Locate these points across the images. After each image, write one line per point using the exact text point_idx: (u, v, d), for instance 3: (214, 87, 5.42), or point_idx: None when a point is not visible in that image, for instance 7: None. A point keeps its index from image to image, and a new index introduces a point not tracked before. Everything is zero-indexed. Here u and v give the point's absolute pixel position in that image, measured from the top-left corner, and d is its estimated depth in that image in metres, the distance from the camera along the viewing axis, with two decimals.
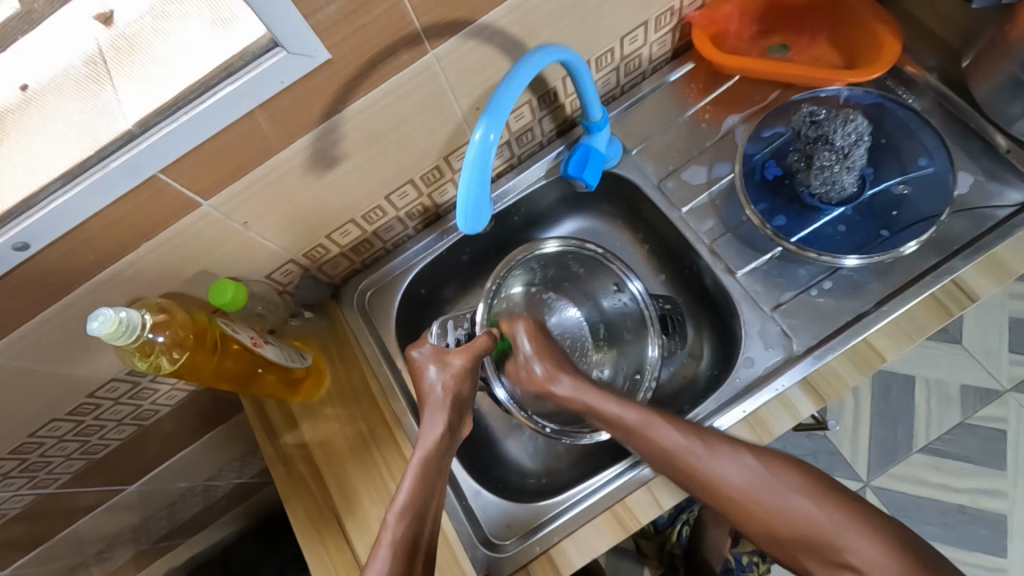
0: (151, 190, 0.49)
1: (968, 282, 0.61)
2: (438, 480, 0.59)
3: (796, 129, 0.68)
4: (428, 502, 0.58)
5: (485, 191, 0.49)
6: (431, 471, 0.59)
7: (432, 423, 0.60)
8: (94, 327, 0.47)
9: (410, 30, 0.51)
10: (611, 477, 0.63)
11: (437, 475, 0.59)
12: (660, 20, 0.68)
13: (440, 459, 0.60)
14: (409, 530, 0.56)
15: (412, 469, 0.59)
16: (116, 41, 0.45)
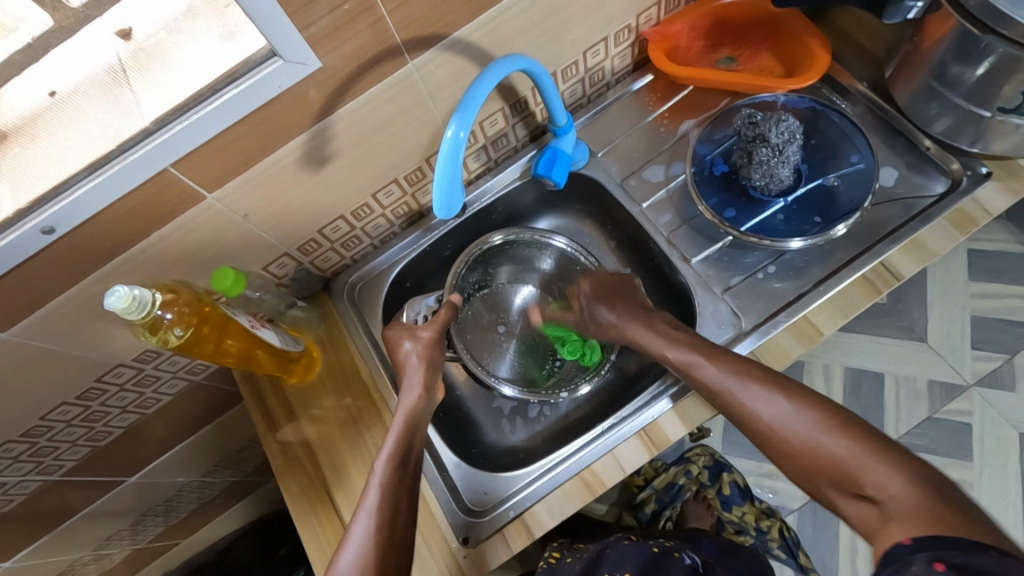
0: (163, 182, 0.55)
1: (893, 263, 0.68)
2: (418, 434, 0.65)
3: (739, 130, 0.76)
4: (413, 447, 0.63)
5: (458, 175, 0.55)
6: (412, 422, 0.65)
7: (412, 382, 0.67)
8: (110, 301, 0.54)
9: (391, 43, 0.58)
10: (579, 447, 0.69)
11: (417, 429, 0.65)
12: (619, 36, 0.77)
13: (419, 412, 0.66)
14: (397, 472, 0.61)
15: (396, 423, 0.64)
16: (135, 53, 0.52)
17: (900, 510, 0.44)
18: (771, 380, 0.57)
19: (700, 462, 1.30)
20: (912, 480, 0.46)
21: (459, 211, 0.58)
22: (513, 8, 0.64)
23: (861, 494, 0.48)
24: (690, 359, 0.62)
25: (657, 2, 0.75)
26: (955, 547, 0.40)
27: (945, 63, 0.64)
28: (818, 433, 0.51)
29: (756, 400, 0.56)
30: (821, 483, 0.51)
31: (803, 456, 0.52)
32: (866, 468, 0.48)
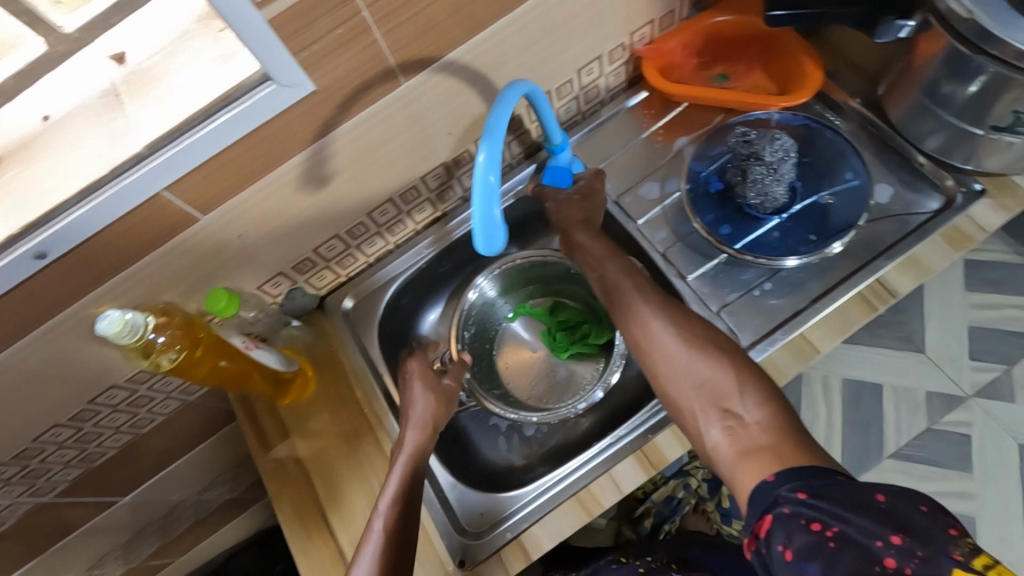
0: (156, 205, 0.55)
1: (889, 280, 0.68)
2: (421, 475, 0.66)
3: (733, 148, 0.77)
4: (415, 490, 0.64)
5: (493, 214, 0.55)
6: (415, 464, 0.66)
7: (416, 425, 0.68)
8: (101, 326, 0.53)
9: (385, 66, 0.58)
10: (576, 468, 0.69)
11: (421, 469, 0.66)
12: (614, 54, 0.77)
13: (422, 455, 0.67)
14: (399, 517, 0.62)
15: (401, 464, 0.66)
16: (128, 77, 0.53)
17: (761, 432, 0.54)
18: (690, 328, 0.63)
19: (698, 476, 1.28)
20: (762, 403, 0.56)
21: (502, 247, 0.60)
22: (507, 29, 0.64)
23: (729, 414, 0.56)
24: (647, 322, 0.65)
25: (650, 21, 0.76)
26: (819, 481, 0.46)
27: (936, 82, 0.64)
28: (714, 373, 0.59)
29: (685, 357, 0.61)
30: (696, 400, 0.59)
31: (698, 389, 0.59)
32: (733, 392, 0.57)
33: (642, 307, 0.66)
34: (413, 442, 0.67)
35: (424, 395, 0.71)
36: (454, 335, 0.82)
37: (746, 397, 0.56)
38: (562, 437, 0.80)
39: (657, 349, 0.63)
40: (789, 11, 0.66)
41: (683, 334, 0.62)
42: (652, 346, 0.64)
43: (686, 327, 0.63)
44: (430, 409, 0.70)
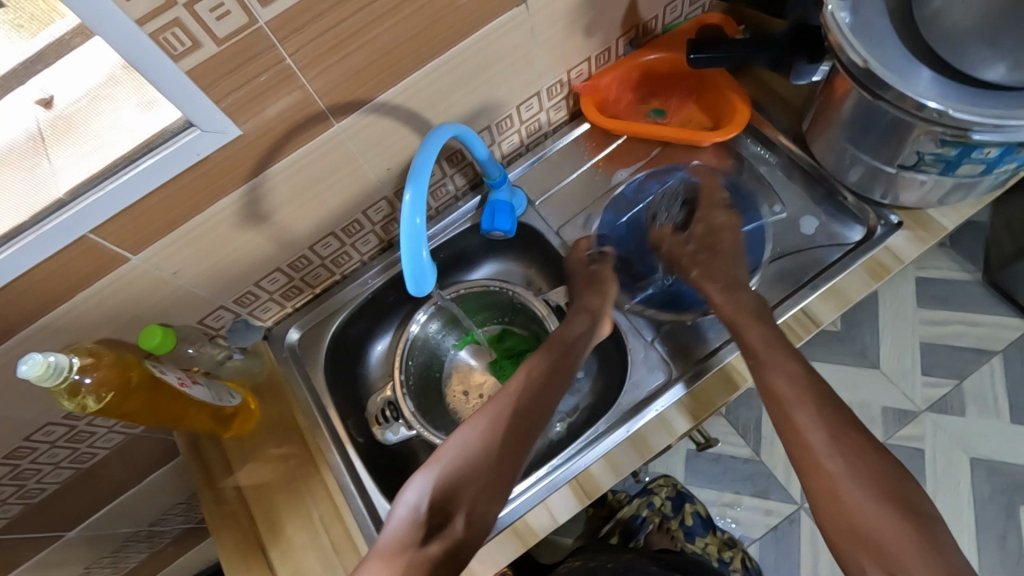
0: (83, 248, 0.56)
1: (813, 310, 0.71)
2: (510, 430, 0.65)
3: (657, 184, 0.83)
4: (497, 444, 0.64)
5: (421, 258, 0.55)
6: (502, 411, 0.67)
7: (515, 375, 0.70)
8: (23, 369, 0.53)
9: (315, 109, 0.60)
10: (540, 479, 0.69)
11: (510, 426, 0.66)
12: (552, 90, 0.80)
13: (513, 414, 0.67)
14: (462, 459, 0.63)
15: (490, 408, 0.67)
16: (54, 121, 0.54)
17: None
18: (859, 452, 0.60)
19: (662, 493, 1.31)
20: (935, 573, 0.52)
21: (432, 288, 0.59)
22: (438, 71, 0.66)
23: (894, 574, 0.54)
24: (803, 428, 0.62)
25: (586, 58, 0.79)
26: None
27: (849, 122, 0.68)
28: (880, 524, 0.56)
29: (844, 475, 0.59)
30: (864, 560, 0.56)
31: (856, 533, 0.57)
32: (904, 562, 0.53)
33: (804, 414, 0.63)
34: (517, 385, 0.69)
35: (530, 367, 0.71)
36: (396, 367, 0.81)
37: (916, 556, 0.53)
38: None
39: (811, 466, 0.60)
40: (711, 55, 0.72)
41: (857, 464, 0.59)
42: (839, 497, 0.58)
43: (827, 426, 0.61)
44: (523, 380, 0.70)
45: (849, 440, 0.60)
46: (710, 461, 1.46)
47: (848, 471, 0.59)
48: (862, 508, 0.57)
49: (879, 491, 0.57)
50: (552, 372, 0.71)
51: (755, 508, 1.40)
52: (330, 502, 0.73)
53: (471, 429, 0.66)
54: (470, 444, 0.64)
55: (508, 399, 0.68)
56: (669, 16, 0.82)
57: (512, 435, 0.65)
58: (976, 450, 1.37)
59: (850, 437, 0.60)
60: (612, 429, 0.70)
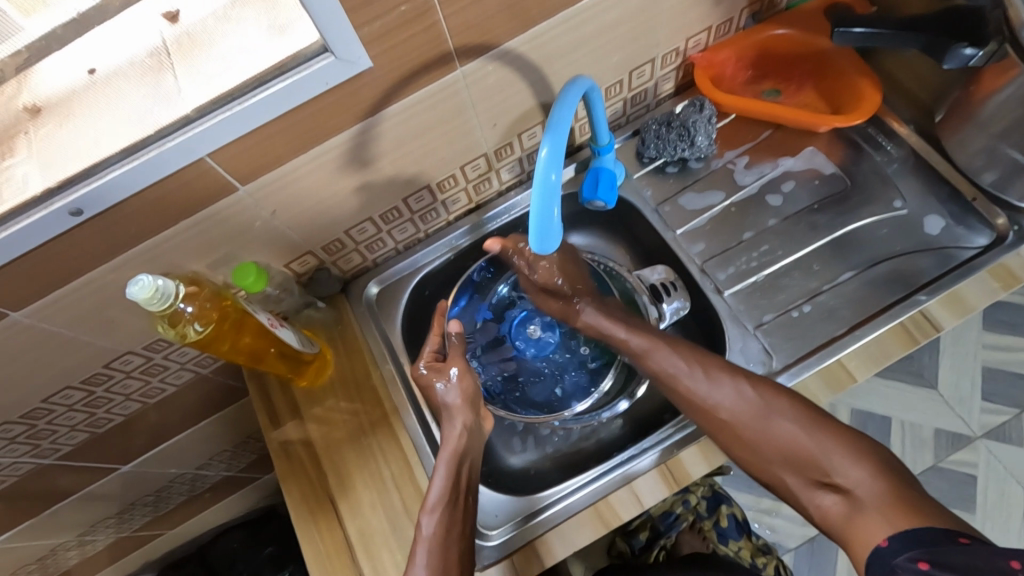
0: (197, 171, 0.54)
1: (933, 313, 0.66)
2: (464, 473, 0.65)
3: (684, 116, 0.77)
4: (452, 534, 0.61)
5: (551, 217, 0.53)
6: (453, 492, 0.63)
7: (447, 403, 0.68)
8: (132, 291, 0.52)
9: (443, 48, 0.57)
10: (584, 483, 0.67)
11: (462, 468, 0.65)
12: (667, 59, 0.76)
13: (455, 492, 0.63)
14: (444, 521, 0.61)
15: (444, 461, 0.64)
16: (180, 37, 0.52)
17: (866, 498, 0.61)
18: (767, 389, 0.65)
19: (698, 493, 1.26)
20: (872, 472, 0.62)
21: (553, 247, 0.57)
22: (566, 24, 0.62)
23: (830, 480, 0.64)
24: (734, 424, 0.65)
25: (707, 28, 0.74)
26: (941, 549, 0.53)
27: (1001, 116, 0.63)
28: (803, 440, 0.63)
29: (771, 423, 0.64)
30: (791, 473, 0.66)
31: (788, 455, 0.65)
32: (829, 456, 0.64)
33: (693, 376, 0.67)
34: (453, 429, 0.66)
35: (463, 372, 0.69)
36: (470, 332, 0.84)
37: (843, 459, 0.63)
38: (580, 447, 0.78)
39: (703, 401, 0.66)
40: (868, 29, 0.68)
41: (766, 403, 0.64)
42: (714, 410, 0.65)
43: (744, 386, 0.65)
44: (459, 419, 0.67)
45: (714, 370, 0.66)
46: None
47: (731, 394, 0.65)
48: (747, 415, 0.64)
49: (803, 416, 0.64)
50: (473, 437, 0.68)
51: (793, 518, 1.35)
52: (403, 462, 0.71)
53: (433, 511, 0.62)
54: (434, 531, 0.61)
55: (449, 442, 0.65)
56: None
57: (461, 515, 0.63)
58: None
59: (716, 369, 0.66)
60: None
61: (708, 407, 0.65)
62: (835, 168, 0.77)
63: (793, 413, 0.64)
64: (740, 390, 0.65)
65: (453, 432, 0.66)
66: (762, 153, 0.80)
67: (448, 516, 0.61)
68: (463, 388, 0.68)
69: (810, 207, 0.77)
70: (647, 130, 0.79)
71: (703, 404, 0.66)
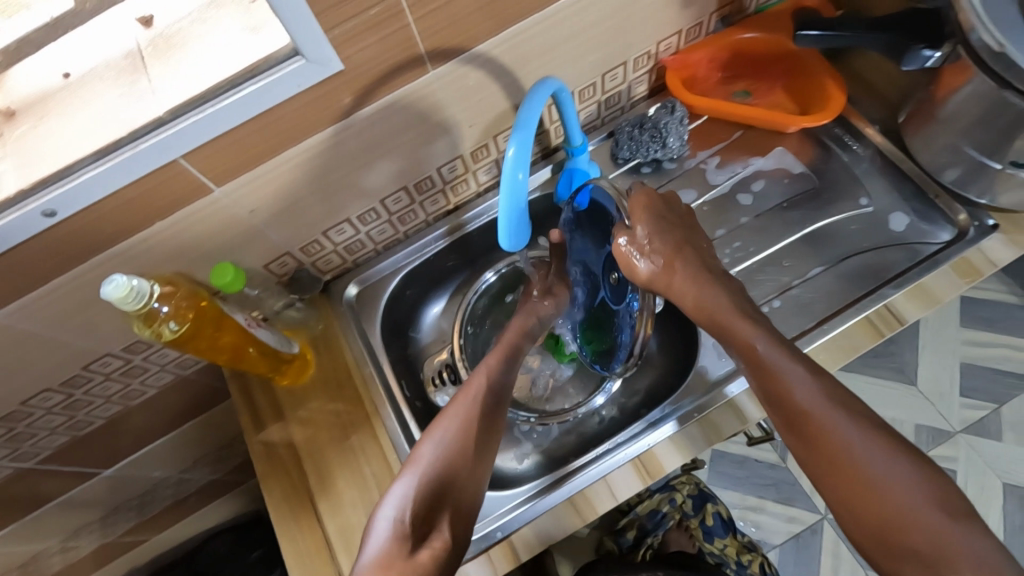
0: (171, 173, 0.54)
1: (897, 307, 0.68)
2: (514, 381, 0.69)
3: (657, 118, 0.79)
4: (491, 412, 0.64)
5: (520, 214, 0.55)
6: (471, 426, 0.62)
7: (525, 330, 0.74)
8: (106, 290, 0.52)
9: (415, 51, 0.58)
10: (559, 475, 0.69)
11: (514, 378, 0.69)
12: (639, 61, 0.77)
13: (504, 388, 0.67)
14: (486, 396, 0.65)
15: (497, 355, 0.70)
16: (154, 40, 0.54)
17: None
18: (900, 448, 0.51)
19: (683, 491, 1.26)
20: None
21: (522, 245, 0.59)
22: (536, 27, 0.64)
23: None
24: (849, 466, 0.51)
25: (677, 31, 0.76)
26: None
27: (959, 115, 0.65)
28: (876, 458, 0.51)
29: (899, 487, 0.50)
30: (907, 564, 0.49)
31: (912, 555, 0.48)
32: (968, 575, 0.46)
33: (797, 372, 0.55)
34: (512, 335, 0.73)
35: (528, 307, 0.77)
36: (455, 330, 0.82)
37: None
38: (558, 444, 0.79)
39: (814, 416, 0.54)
40: (824, 32, 0.71)
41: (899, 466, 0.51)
42: (830, 440, 0.52)
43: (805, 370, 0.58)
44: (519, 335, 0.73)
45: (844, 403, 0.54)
46: (734, 462, 1.43)
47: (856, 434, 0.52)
48: (870, 467, 0.51)
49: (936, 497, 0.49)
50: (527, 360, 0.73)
51: (778, 514, 1.36)
52: (383, 461, 0.72)
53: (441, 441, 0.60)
54: (440, 452, 0.60)
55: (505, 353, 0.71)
56: None
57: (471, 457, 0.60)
58: (1011, 477, 1.33)
59: (848, 403, 0.54)
60: (678, 413, 0.69)
61: (826, 435, 0.53)
62: (804, 167, 0.80)
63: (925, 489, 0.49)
64: (871, 438, 0.52)
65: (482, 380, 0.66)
66: (734, 153, 0.81)
67: (492, 394, 0.65)
68: (530, 321, 0.75)
69: (781, 205, 0.78)
70: (621, 131, 0.81)
71: (818, 422, 0.53)
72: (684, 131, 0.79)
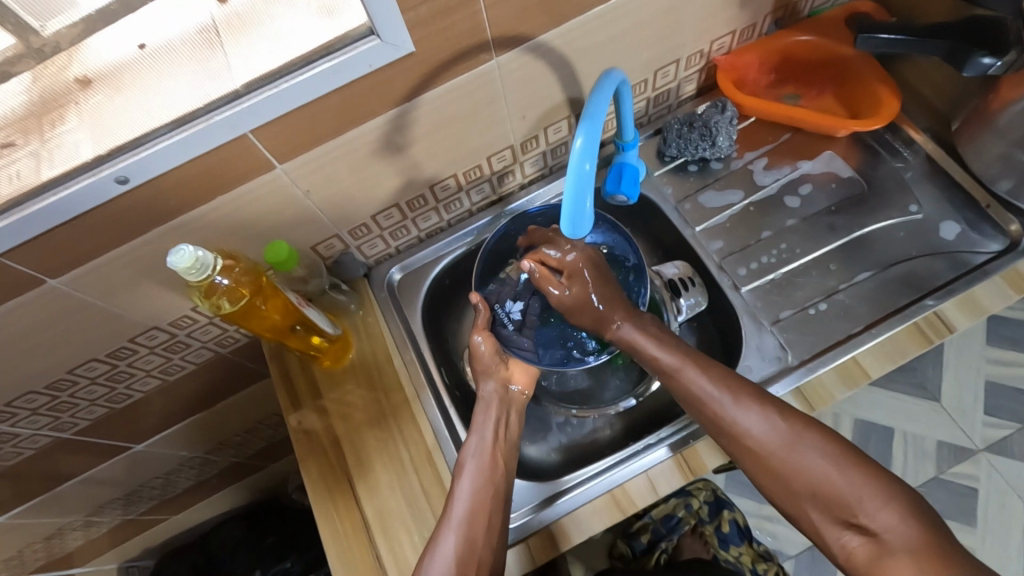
0: (238, 147, 0.55)
1: (946, 315, 0.67)
2: (486, 495, 0.63)
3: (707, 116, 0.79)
4: (469, 555, 0.60)
5: (584, 206, 0.55)
6: (469, 545, 0.60)
7: (482, 431, 0.68)
8: (173, 260, 0.53)
9: (483, 38, 0.59)
10: (601, 469, 0.68)
11: (486, 492, 0.63)
12: (691, 60, 0.77)
13: (478, 508, 0.62)
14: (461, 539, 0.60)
15: (465, 479, 0.64)
16: (228, 17, 0.53)
17: (906, 550, 0.53)
18: (798, 422, 0.60)
19: (700, 497, 1.26)
20: (904, 515, 0.54)
21: (585, 233, 0.58)
22: (599, 20, 0.64)
23: (858, 526, 0.56)
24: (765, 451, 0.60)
25: (731, 31, 0.76)
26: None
27: (1018, 124, 0.65)
28: (865, 498, 0.56)
29: (804, 454, 0.59)
30: (807, 503, 0.59)
31: (813, 494, 0.58)
32: (863, 502, 0.56)
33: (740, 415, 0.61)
34: (472, 449, 0.66)
35: (489, 410, 0.70)
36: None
37: (879, 505, 0.55)
38: (593, 438, 0.79)
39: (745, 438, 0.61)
40: (891, 36, 0.71)
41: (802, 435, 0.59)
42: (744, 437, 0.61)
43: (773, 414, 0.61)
44: (483, 446, 0.67)
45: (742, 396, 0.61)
46: None
47: (758, 421, 0.61)
48: (770, 444, 0.60)
49: (829, 447, 0.59)
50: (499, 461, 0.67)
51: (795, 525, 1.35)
52: (421, 445, 0.72)
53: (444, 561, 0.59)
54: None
55: (464, 481, 0.64)
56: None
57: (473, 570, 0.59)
58: None
59: (745, 394, 0.62)
60: None
61: (757, 447, 0.60)
62: (852, 172, 0.79)
63: (818, 443, 0.59)
64: (768, 418, 0.60)
65: (467, 485, 0.63)
66: (782, 155, 0.81)
67: (467, 532, 0.60)
68: (496, 424, 0.69)
69: (829, 209, 0.78)
70: (669, 129, 0.81)
71: (733, 428, 0.61)
72: (735, 132, 0.79)
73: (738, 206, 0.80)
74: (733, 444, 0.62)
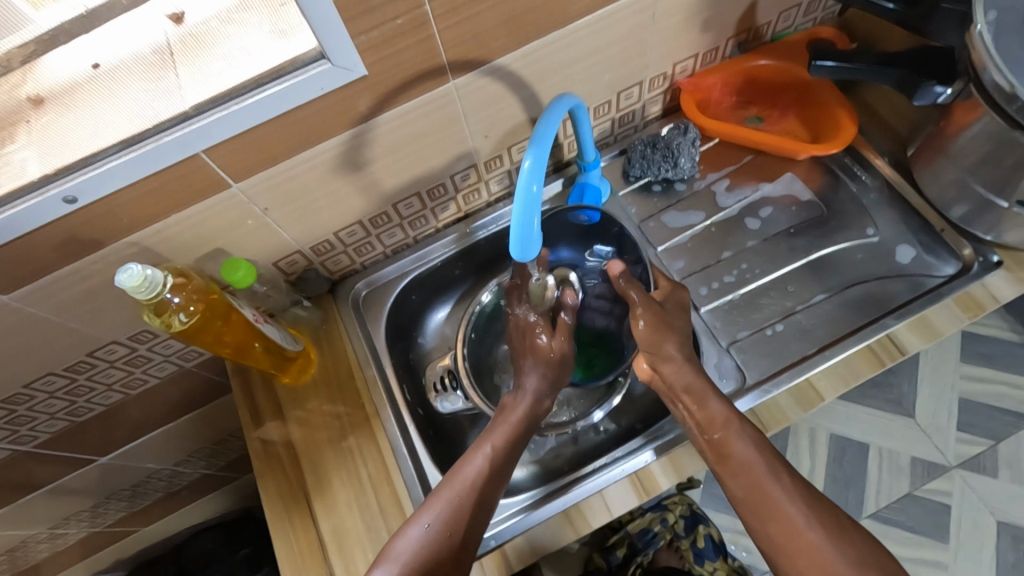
0: (190, 166, 0.55)
1: (899, 338, 0.68)
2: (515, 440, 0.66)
3: (669, 138, 0.80)
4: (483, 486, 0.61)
5: (532, 227, 0.55)
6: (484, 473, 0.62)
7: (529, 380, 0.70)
8: (120, 279, 0.53)
9: (437, 61, 0.59)
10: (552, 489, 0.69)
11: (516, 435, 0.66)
12: (654, 82, 0.79)
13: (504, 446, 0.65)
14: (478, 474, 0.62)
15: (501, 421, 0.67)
16: (184, 37, 0.55)
17: None
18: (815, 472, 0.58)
19: (676, 511, 1.25)
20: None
21: (534, 254, 0.59)
22: (555, 44, 0.65)
23: None
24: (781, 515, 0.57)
25: (693, 55, 0.77)
26: None
27: (968, 151, 0.66)
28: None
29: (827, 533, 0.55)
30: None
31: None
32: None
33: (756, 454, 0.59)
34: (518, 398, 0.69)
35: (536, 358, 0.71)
36: (461, 337, 0.79)
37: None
38: (556, 455, 0.79)
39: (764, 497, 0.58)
40: (838, 63, 0.71)
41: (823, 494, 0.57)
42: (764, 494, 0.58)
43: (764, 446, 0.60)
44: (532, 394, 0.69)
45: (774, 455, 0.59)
46: None
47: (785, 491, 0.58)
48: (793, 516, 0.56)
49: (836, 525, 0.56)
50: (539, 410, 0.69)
51: None
52: (380, 462, 0.72)
53: (436, 531, 0.59)
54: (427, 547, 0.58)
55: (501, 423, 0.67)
56: (781, 24, 0.80)
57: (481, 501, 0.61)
58: (1004, 515, 1.32)
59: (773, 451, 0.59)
60: None
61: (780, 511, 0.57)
62: (812, 194, 0.80)
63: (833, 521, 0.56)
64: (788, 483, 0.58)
65: (479, 463, 0.63)
66: (744, 177, 0.82)
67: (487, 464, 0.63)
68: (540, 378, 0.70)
69: (789, 230, 0.79)
70: (633, 150, 0.82)
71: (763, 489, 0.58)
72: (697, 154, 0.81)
73: (700, 226, 0.81)
74: (735, 474, 0.60)
